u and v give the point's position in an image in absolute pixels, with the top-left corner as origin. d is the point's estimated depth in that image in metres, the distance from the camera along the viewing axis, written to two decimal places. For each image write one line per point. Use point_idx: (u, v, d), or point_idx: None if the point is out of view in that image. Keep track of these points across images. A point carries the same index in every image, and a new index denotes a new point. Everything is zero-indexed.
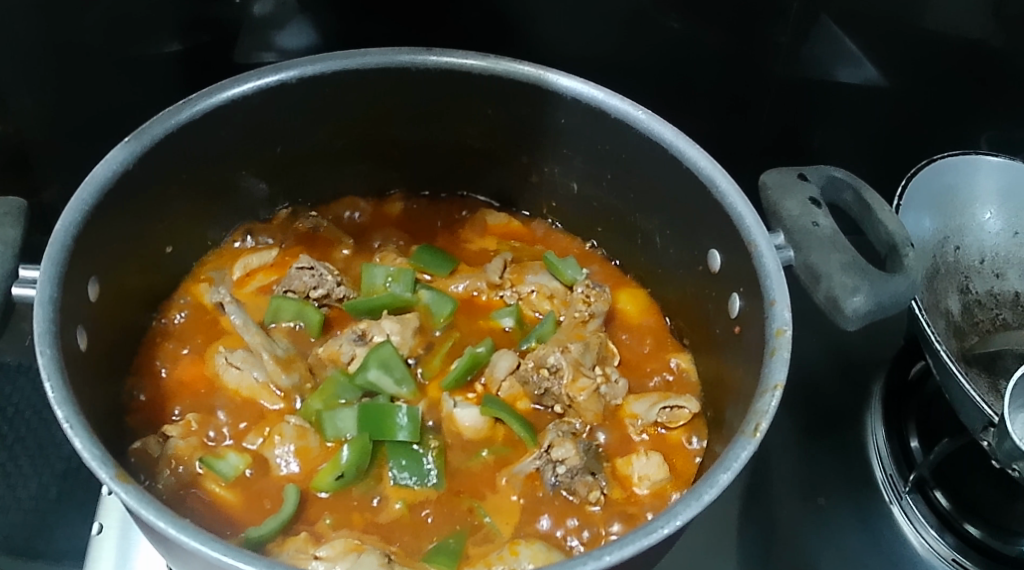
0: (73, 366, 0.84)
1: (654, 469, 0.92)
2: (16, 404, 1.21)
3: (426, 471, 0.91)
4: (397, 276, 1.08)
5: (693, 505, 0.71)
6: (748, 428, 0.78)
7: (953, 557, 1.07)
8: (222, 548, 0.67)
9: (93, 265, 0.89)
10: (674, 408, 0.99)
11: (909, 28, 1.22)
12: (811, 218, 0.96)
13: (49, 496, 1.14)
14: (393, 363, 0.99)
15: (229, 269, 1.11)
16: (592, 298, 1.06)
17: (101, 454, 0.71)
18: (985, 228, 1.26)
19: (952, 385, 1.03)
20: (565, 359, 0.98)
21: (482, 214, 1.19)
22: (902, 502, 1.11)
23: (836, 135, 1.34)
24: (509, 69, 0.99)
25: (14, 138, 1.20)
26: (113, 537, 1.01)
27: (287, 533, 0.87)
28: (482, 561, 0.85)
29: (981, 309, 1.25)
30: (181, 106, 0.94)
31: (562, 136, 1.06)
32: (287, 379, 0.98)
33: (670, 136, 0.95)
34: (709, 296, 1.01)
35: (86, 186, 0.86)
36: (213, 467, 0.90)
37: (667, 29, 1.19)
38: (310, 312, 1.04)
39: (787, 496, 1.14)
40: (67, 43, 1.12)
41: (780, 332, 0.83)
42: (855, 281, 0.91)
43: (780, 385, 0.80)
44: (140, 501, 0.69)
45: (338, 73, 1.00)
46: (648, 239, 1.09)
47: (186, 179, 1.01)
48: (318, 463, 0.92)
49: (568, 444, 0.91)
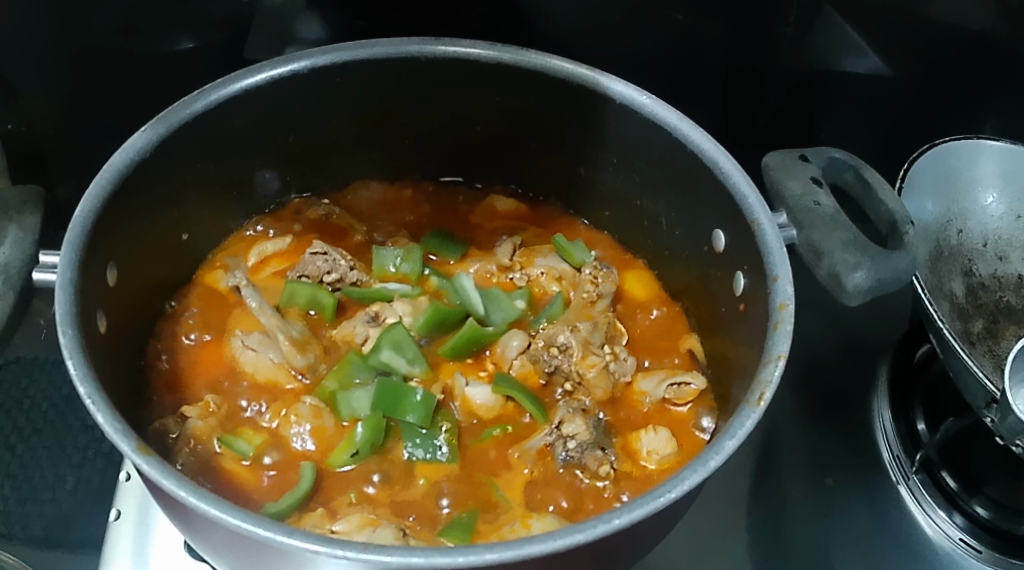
0: (93, 346, 0.86)
1: (662, 444, 0.95)
2: (33, 397, 1.23)
3: (436, 445, 0.94)
4: (407, 256, 1.12)
5: (700, 470, 0.73)
6: (752, 398, 0.79)
7: (961, 537, 1.08)
8: (242, 515, 0.68)
9: (110, 250, 0.91)
10: (681, 385, 1.01)
11: (909, 17, 1.24)
12: (813, 197, 0.98)
13: (66, 486, 1.16)
14: (405, 344, 1.01)
15: (244, 256, 1.13)
16: (600, 279, 1.09)
17: (122, 427, 0.73)
18: (988, 212, 1.28)
19: (955, 362, 1.05)
20: (574, 338, 1.00)
21: (491, 200, 1.22)
22: (909, 482, 1.12)
23: (838, 123, 1.36)
24: (515, 57, 1.01)
25: (28, 135, 1.22)
26: (131, 522, 1.03)
27: (304, 509, 0.90)
28: (495, 534, 0.87)
29: (985, 291, 1.26)
30: (196, 96, 0.96)
31: (570, 121, 1.08)
32: (302, 360, 1.00)
33: (675, 119, 0.97)
34: (715, 277, 1.03)
35: (104, 172, 0.88)
36: (231, 446, 0.93)
37: (672, 20, 1.22)
38: (324, 296, 1.06)
39: (795, 477, 1.15)
40: (81, 41, 1.14)
41: (782, 305, 0.85)
42: (857, 257, 0.93)
43: (783, 355, 0.81)
44: (161, 471, 0.71)
45: (349, 63, 1.02)
46: (655, 222, 1.11)
47: (200, 168, 1.03)
48: (334, 441, 0.95)
49: (578, 421, 0.94)
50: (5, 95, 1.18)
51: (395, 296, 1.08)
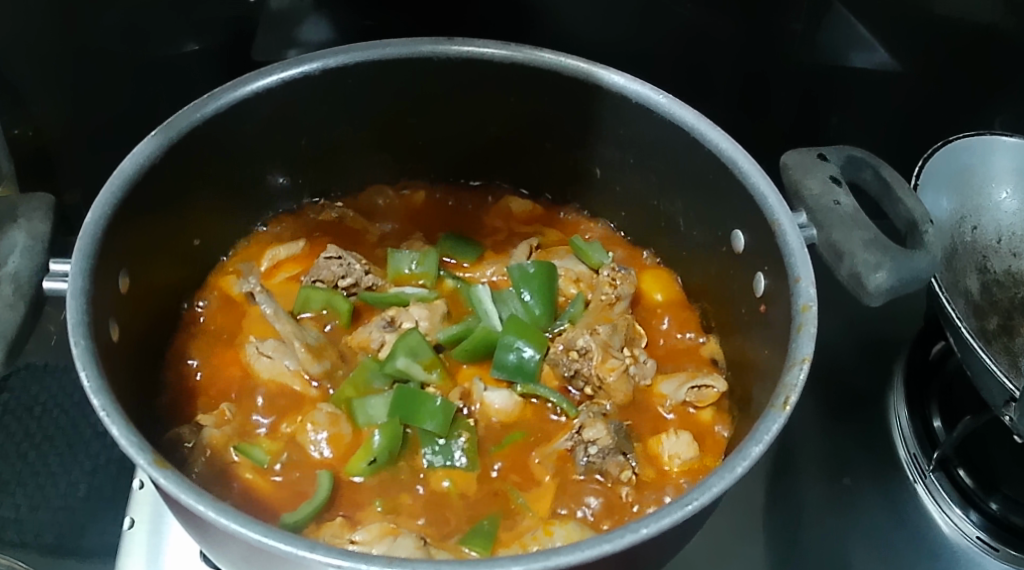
0: (106, 355, 0.84)
1: (684, 448, 0.94)
2: (44, 404, 1.22)
3: (453, 453, 0.93)
4: (423, 259, 1.11)
5: (727, 478, 0.72)
6: (778, 402, 0.78)
7: (978, 536, 1.07)
8: (263, 530, 0.67)
9: (122, 257, 0.90)
10: (702, 388, 1.01)
11: (920, 14, 1.23)
12: (833, 197, 0.97)
13: (78, 494, 1.15)
14: (420, 349, 0.99)
15: (257, 261, 1.12)
16: (618, 281, 1.08)
17: (138, 440, 0.71)
18: (1001, 208, 1.26)
19: (975, 362, 1.02)
20: (594, 341, 0.98)
21: (506, 201, 1.21)
22: (927, 481, 1.10)
23: (850, 119, 1.34)
24: (529, 57, 1.00)
25: (35, 141, 1.21)
26: (145, 531, 1.01)
27: (323, 518, 0.89)
28: (517, 542, 0.86)
29: (1000, 288, 1.24)
30: (207, 99, 0.95)
31: (584, 121, 1.07)
32: (319, 367, 0.99)
33: (692, 118, 0.96)
34: (735, 276, 1.01)
35: (115, 179, 0.86)
36: (248, 454, 0.92)
37: (682, 16, 1.20)
38: (339, 300, 1.06)
39: (815, 478, 1.14)
40: (87, 44, 1.13)
41: (806, 308, 0.83)
42: (878, 257, 0.91)
43: (808, 358, 0.80)
44: (178, 484, 0.69)
45: (360, 64, 1.01)
46: (672, 223, 1.10)
47: (214, 170, 1.02)
48: (352, 448, 0.94)
49: (599, 425, 0.93)
50: (10, 101, 1.17)
51: (412, 302, 1.07)
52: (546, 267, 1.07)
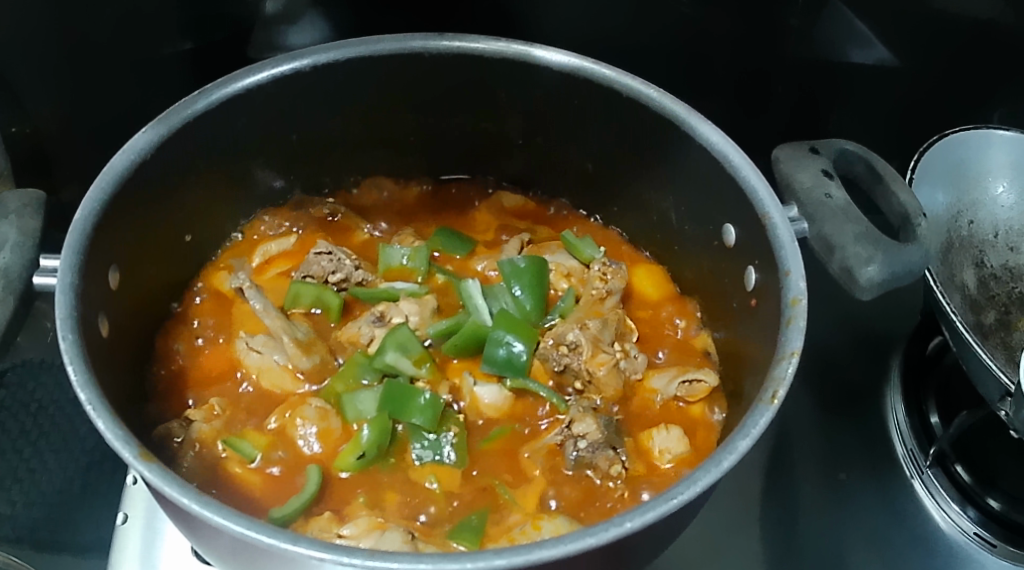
0: (95, 350, 0.85)
1: (674, 442, 0.94)
2: (39, 401, 1.20)
3: (442, 448, 0.93)
4: (414, 254, 1.11)
5: (713, 471, 0.71)
6: (766, 396, 0.77)
7: (975, 531, 1.06)
8: (246, 523, 0.67)
9: (112, 252, 0.90)
10: (693, 382, 1.00)
11: (918, 8, 1.22)
12: (824, 190, 0.96)
13: (73, 489, 1.15)
14: (410, 344, 0.99)
15: (249, 257, 1.13)
16: (609, 275, 1.08)
17: (124, 434, 0.71)
18: (998, 202, 1.26)
19: (971, 358, 1.02)
20: (584, 336, 0.98)
21: (498, 196, 1.21)
22: (924, 477, 1.10)
23: (848, 114, 1.34)
24: (520, 51, 1.00)
25: (32, 138, 1.21)
26: (138, 526, 1.02)
27: (310, 513, 0.89)
28: (505, 536, 0.86)
29: (997, 283, 1.23)
30: (197, 96, 0.95)
31: (577, 115, 1.06)
32: (308, 362, 0.99)
33: (683, 111, 0.95)
34: (727, 270, 1.01)
35: (104, 175, 0.86)
36: (236, 449, 0.92)
37: (678, 12, 1.20)
38: (329, 296, 1.06)
39: (811, 473, 1.14)
40: (84, 41, 1.13)
41: (796, 301, 0.83)
42: (869, 251, 0.91)
43: (797, 352, 0.80)
44: (163, 477, 0.69)
45: (352, 60, 1.01)
46: (665, 217, 1.10)
47: (206, 166, 1.03)
48: (340, 444, 0.94)
49: (588, 420, 0.93)
50: (7, 99, 1.17)
51: (402, 296, 1.07)
52: (535, 263, 1.07)
